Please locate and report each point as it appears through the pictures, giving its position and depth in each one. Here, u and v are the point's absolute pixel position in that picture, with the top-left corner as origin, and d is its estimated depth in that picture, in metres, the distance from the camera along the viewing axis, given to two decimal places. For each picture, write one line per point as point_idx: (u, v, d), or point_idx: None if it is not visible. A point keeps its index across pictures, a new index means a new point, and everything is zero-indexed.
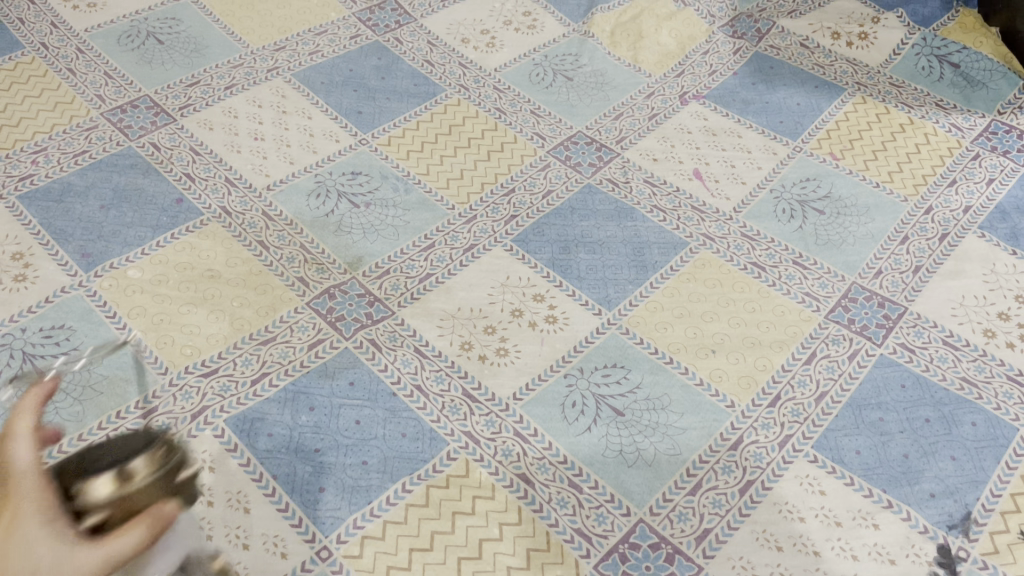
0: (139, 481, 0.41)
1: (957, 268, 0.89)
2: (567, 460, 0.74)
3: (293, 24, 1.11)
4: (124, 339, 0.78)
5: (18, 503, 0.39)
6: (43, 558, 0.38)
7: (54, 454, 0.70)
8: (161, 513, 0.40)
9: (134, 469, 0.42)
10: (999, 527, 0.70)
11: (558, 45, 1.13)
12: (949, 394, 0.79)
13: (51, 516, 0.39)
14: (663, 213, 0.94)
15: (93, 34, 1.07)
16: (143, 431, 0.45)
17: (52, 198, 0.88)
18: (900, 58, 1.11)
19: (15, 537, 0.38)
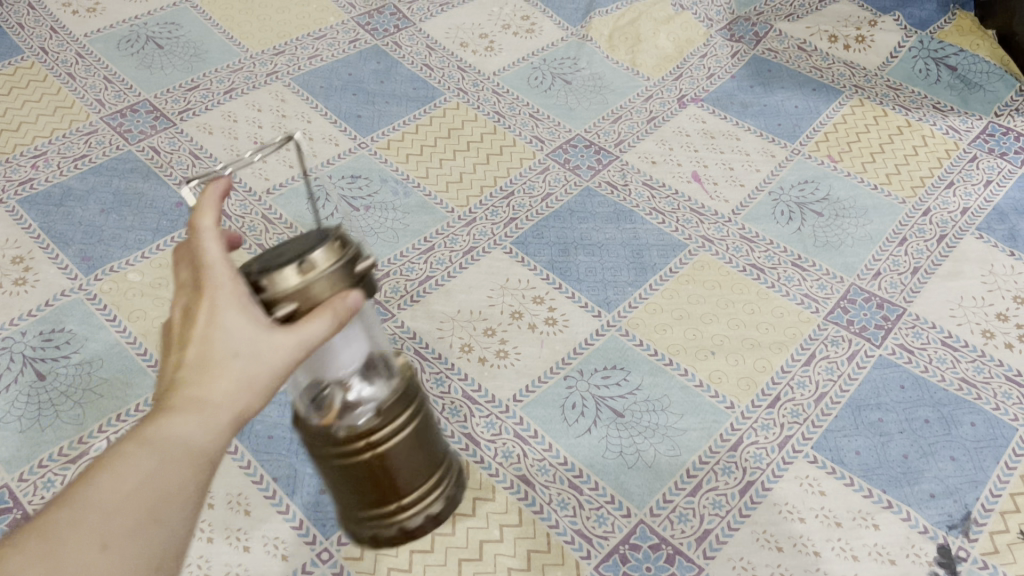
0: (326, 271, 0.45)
1: (955, 269, 0.89)
2: (567, 461, 0.74)
3: (292, 29, 1.12)
4: (124, 343, 0.78)
5: (215, 284, 0.44)
6: (243, 338, 0.44)
7: (55, 457, 0.70)
8: (343, 304, 0.45)
9: (312, 264, 0.45)
10: (998, 527, 0.70)
11: (556, 49, 1.14)
12: (948, 395, 0.79)
13: (244, 299, 0.45)
14: (662, 215, 0.94)
15: (93, 39, 1.07)
16: (316, 231, 0.49)
17: (52, 202, 0.88)
18: (898, 61, 1.12)
19: (218, 322, 0.44)
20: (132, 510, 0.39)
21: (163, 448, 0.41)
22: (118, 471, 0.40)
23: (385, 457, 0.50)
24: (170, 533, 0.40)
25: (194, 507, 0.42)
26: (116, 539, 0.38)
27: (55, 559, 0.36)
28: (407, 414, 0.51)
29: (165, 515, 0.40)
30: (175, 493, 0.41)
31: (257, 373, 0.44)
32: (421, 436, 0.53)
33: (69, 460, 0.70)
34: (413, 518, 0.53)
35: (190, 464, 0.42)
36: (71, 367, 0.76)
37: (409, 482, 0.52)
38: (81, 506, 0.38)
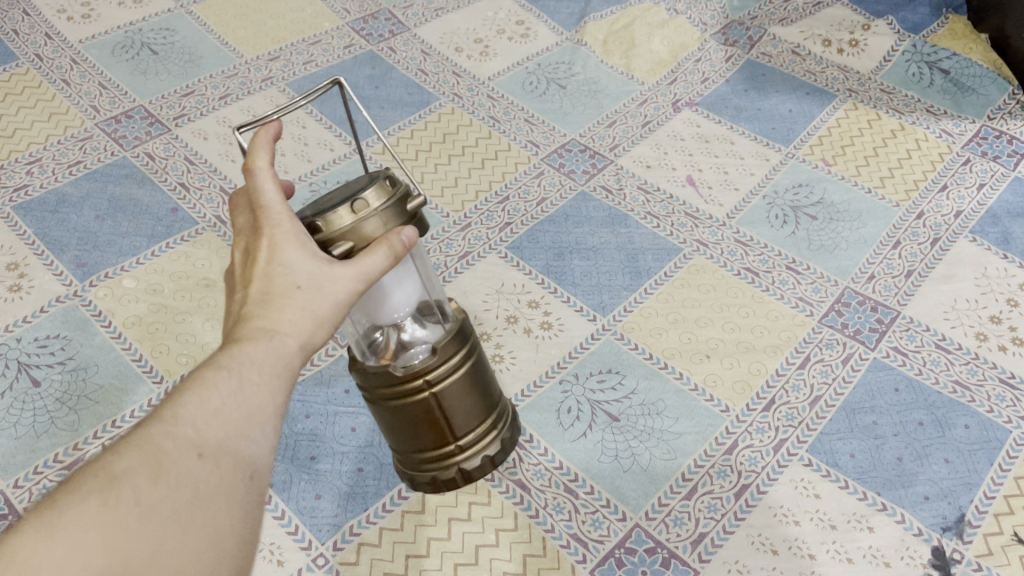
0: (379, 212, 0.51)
1: (949, 272, 0.89)
2: (563, 465, 0.74)
3: (287, 34, 1.12)
4: (119, 348, 0.78)
5: (274, 220, 0.49)
6: (304, 271, 0.49)
7: (50, 464, 0.70)
8: (397, 240, 0.50)
9: (365, 209, 0.51)
10: (993, 529, 0.70)
11: (550, 54, 1.14)
12: (941, 398, 0.79)
13: (301, 235, 0.49)
14: (657, 220, 0.94)
15: (87, 45, 1.07)
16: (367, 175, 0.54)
17: (47, 208, 0.88)
18: (891, 65, 1.12)
19: (280, 256, 0.48)
20: (220, 426, 0.44)
21: (240, 373, 0.46)
22: (205, 395, 0.45)
23: (441, 400, 0.58)
24: (255, 449, 0.45)
25: (274, 428, 0.47)
26: (210, 449, 0.43)
27: (160, 461, 0.41)
28: (460, 357, 0.58)
29: (250, 432, 0.45)
30: (257, 415, 0.46)
31: (320, 303, 0.49)
32: (474, 378, 0.60)
33: (64, 467, 0.70)
34: (467, 457, 0.61)
35: (265, 387, 0.47)
36: (66, 373, 0.76)
37: (464, 423, 0.60)
38: (178, 422, 0.43)
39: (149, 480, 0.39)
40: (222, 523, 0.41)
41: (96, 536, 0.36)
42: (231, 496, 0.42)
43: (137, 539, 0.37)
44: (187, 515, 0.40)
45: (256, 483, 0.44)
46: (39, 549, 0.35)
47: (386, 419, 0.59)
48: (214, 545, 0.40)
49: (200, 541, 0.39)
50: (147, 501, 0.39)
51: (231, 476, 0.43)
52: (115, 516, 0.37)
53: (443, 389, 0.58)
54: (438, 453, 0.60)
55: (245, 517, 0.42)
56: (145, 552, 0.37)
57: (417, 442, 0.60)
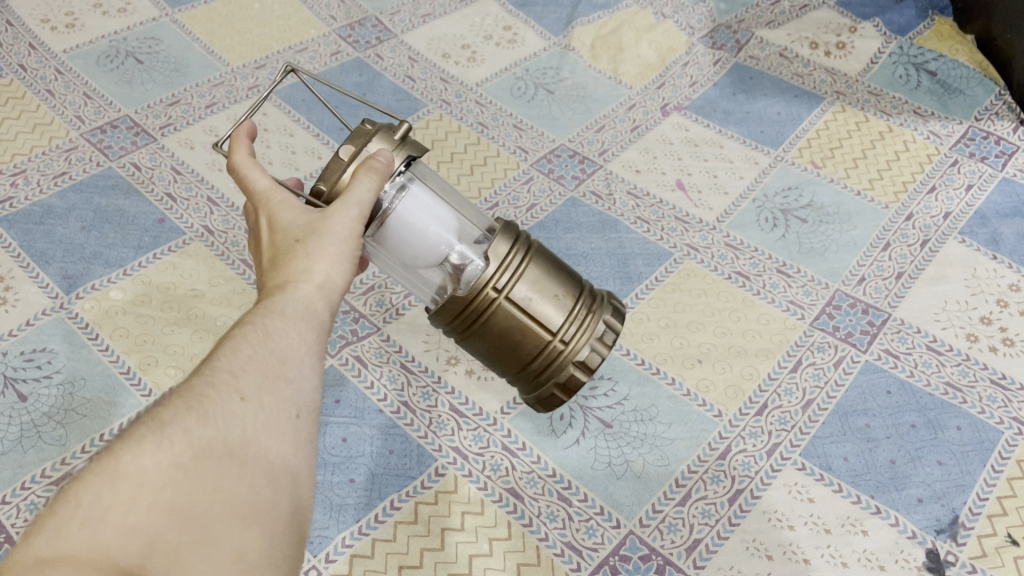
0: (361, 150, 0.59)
1: (939, 273, 0.89)
2: (556, 473, 0.74)
3: (273, 42, 1.11)
4: (107, 361, 0.77)
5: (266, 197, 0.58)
6: (297, 226, 0.56)
7: (38, 479, 0.70)
8: (378, 162, 0.57)
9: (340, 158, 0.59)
10: (986, 531, 0.70)
11: (538, 59, 1.14)
12: (934, 399, 0.79)
13: (290, 202, 0.57)
14: (647, 224, 0.94)
15: (72, 55, 1.06)
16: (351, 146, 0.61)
17: (33, 220, 0.88)
18: (878, 67, 1.12)
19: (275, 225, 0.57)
20: (257, 372, 0.48)
21: (267, 322, 0.51)
22: (237, 346, 0.49)
23: (516, 305, 0.62)
24: (294, 390, 0.50)
25: (311, 367, 0.52)
26: (250, 392, 0.47)
27: (206, 407, 0.45)
28: (516, 253, 0.62)
29: (288, 375, 0.50)
30: (291, 357, 0.51)
31: (320, 240, 0.55)
32: (542, 270, 0.63)
33: (52, 482, 0.69)
34: (571, 348, 0.63)
35: (296, 329, 0.52)
36: (53, 387, 0.75)
37: (549, 315, 0.62)
38: (216, 373, 0.47)
39: (200, 424, 0.43)
40: (269, 460, 0.46)
41: (159, 478, 0.40)
42: (276, 433, 0.47)
43: (199, 477, 0.42)
44: (239, 456, 0.44)
45: (299, 422, 0.49)
46: (103, 493, 0.38)
47: (488, 351, 0.64)
48: (269, 482, 0.45)
49: (255, 477, 0.44)
50: (201, 443, 0.43)
51: (273, 416, 0.47)
52: (174, 456, 0.41)
53: (511, 293, 0.61)
54: (543, 356, 0.63)
55: (293, 453, 0.48)
56: (208, 489, 0.42)
57: (519, 360, 0.64)
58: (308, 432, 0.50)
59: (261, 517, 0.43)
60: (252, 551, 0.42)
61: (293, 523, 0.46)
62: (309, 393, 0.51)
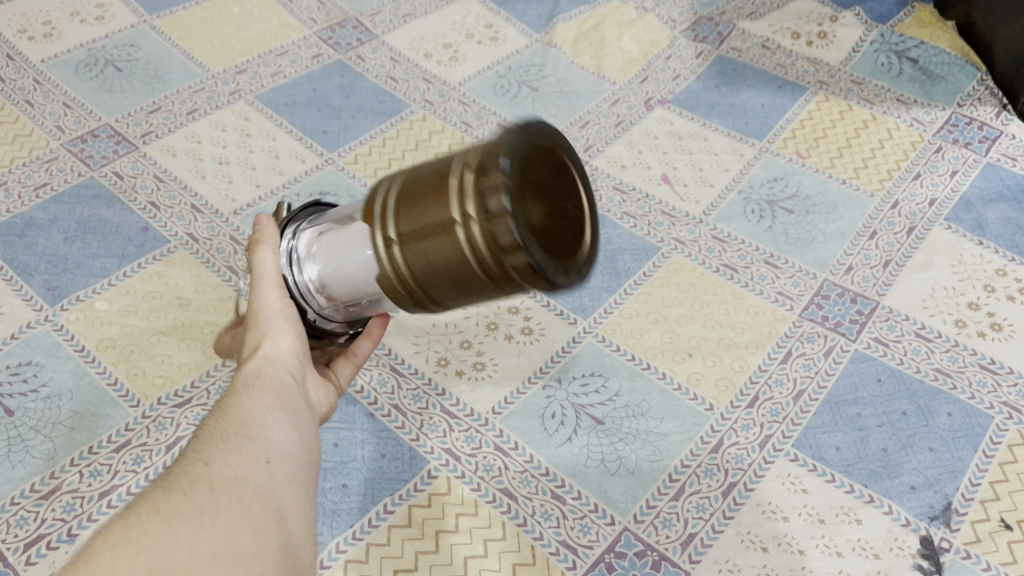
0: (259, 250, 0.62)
1: (926, 260, 0.89)
2: (549, 471, 0.73)
3: (254, 46, 1.10)
4: (94, 372, 0.77)
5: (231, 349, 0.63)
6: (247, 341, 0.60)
7: (27, 494, 0.69)
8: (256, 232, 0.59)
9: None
10: (979, 516, 0.71)
11: (521, 57, 1.13)
12: (924, 386, 0.79)
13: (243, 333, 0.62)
14: (634, 219, 0.94)
15: (50, 64, 1.05)
16: None
17: (14, 233, 0.87)
18: (860, 56, 1.12)
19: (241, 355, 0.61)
20: (219, 437, 0.48)
21: (223, 404, 0.52)
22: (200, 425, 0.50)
23: (411, 233, 0.46)
24: (265, 440, 0.50)
25: (283, 417, 0.52)
26: (215, 452, 0.47)
27: (170, 480, 0.44)
28: (383, 196, 0.48)
29: (253, 430, 0.50)
30: (254, 414, 0.51)
31: (258, 319, 0.57)
32: (414, 181, 0.47)
33: (41, 496, 0.69)
34: (473, 220, 0.43)
35: (255, 392, 0.52)
36: (40, 401, 0.74)
37: (437, 210, 0.44)
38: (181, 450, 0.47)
39: (166, 492, 0.43)
40: (245, 502, 0.45)
41: (128, 549, 0.40)
42: (253, 479, 0.47)
43: (173, 535, 0.41)
44: (212, 507, 0.43)
45: (273, 466, 0.49)
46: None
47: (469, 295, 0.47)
48: (250, 522, 0.44)
49: (234, 522, 0.43)
50: (170, 506, 0.42)
51: (243, 465, 0.47)
52: (142, 525, 0.41)
53: (394, 230, 0.46)
54: (475, 254, 0.44)
55: (274, 493, 0.47)
56: (183, 543, 0.41)
57: (482, 280, 0.45)
58: (287, 474, 0.49)
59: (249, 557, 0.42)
60: None
61: (288, 556, 0.44)
62: (282, 438, 0.51)
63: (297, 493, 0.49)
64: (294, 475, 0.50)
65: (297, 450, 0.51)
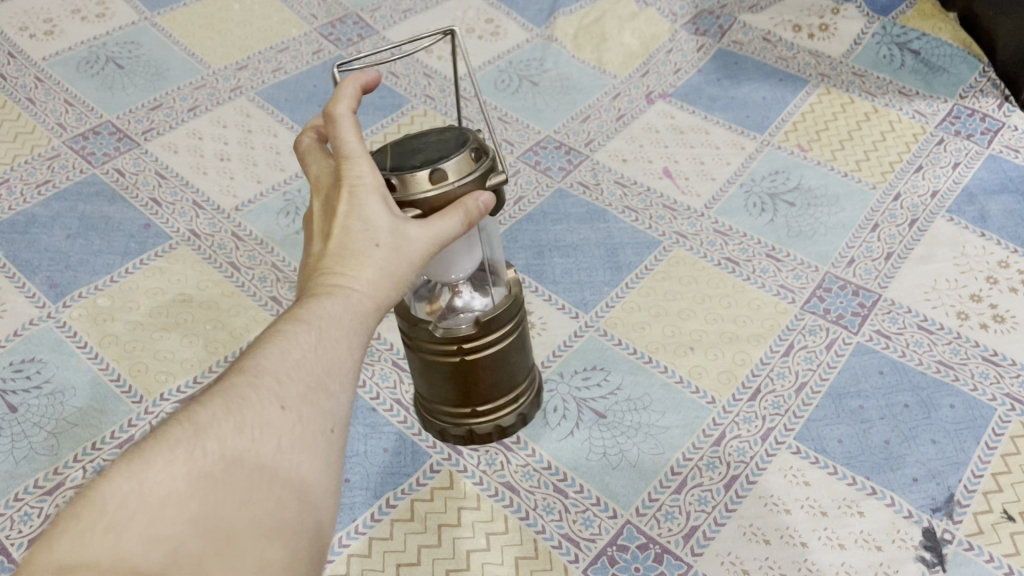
0: (475, 174, 0.57)
1: (928, 252, 0.89)
2: (551, 465, 0.74)
3: (254, 42, 1.10)
4: (97, 369, 0.77)
5: (354, 170, 0.53)
6: (381, 225, 0.52)
7: (31, 490, 0.69)
8: (473, 209, 0.55)
9: (445, 170, 0.56)
10: (981, 508, 0.70)
11: (522, 51, 1.13)
12: (926, 378, 0.79)
13: (381, 189, 0.53)
14: (635, 213, 0.94)
15: (51, 62, 1.05)
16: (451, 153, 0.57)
17: (17, 230, 0.87)
18: (862, 48, 1.12)
19: (360, 203, 0.52)
20: (302, 379, 0.47)
21: (312, 327, 0.49)
22: (287, 348, 0.48)
23: (486, 364, 0.67)
24: (335, 402, 0.48)
25: (356, 377, 0.50)
26: (292, 400, 0.46)
27: (246, 415, 0.44)
28: (513, 326, 0.67)
29: (336, 379, 0.49)
30: (343, 359, 0.49)
31: (399, 264, 0.53)
32: (512, 358, 0.69)
33: (45, 492, 0.69)
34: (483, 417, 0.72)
35: (345, 339, 0.50)
36: (44, 397, 0.75)
37: (506, 389, 0.71)
38: (264, 374, 0.46)
39: (234, 434, 0.42)
40: (303, 474, 0.44)
41: (182, 489, 0.39)
42: (316, 445, 0.45)
43: (226, 490, 0.40)
44: (271, 471, 0.43)
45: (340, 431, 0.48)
46: (129, 501, 0.38)
47: (433, 370, 0.68)
48: (302, 496, 0.43)
49: (287, 491, 0.42)
50: (234, 454, 0.42)
51: (311, 427, 0.46)
52: (203, 467, 0.40)
53: (490, 353, 0.67)
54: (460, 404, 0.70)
55: (328, 469, 0.46)
56: (233, 502, 0.40)
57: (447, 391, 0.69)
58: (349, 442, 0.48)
59: (290, 534, 0.41)
60: (280, 568, 0.40)
61: (322, 543, 0.44)
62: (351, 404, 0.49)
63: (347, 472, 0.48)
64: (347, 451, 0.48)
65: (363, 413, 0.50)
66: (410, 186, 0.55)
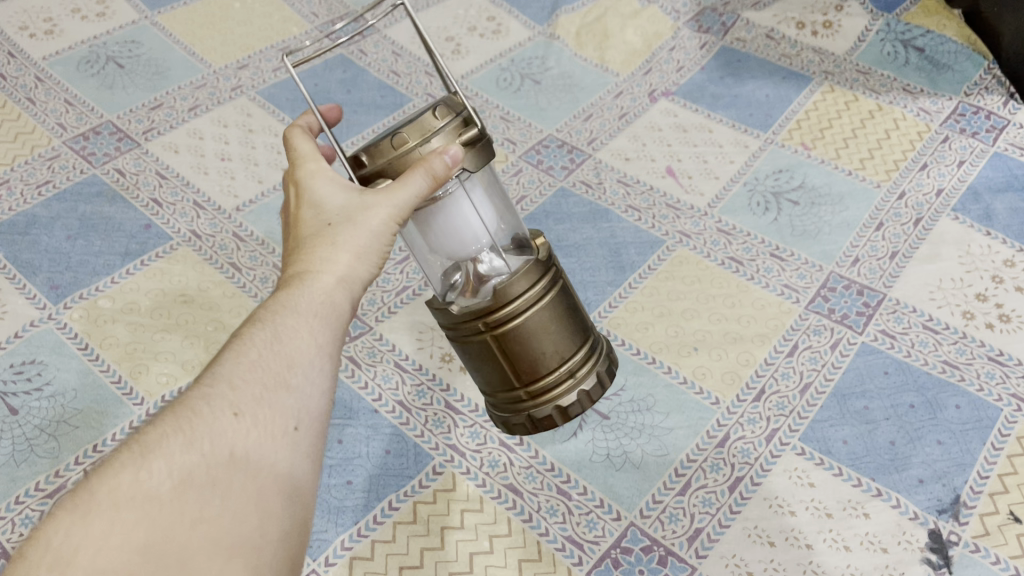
0: (438, 134, 0.54)
1: (933, 252, 0.89)
2: (554, 467, 0.73)
3: (255, 41, 1.10)
4: (97, 371, 0.77)
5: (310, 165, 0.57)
6: (333, 205, 0.55)
7: (32, 492, 0.69)
8: (435, 165, 0.52)
9: (406, 135, 0.54)
10: (988, 509, 0.70)
11: (524, 49, 1.13)
12: (931, 378, 0.78)
13: (335, 176, 0.56)
14: (639, 212, 0.94)
15: (51, 62, 1.05)
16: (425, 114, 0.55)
17: (17, 231, 0.87)
18: (866, 45, 1.11)
19: (313, 191, 0.56)
20: (258, 383, 0.49)
21: (271, 325, 0.51)
22: (244, 351, 0.50)
23: (528, 333, 0.60)
24: (297, 398, 0.50)
25: (322, 367, 0.52)
26: (246, 406, 0.47)
27: (196, 429, 0.45)
28: (547, 286, 0.61)
29: (291, 383, 0.50)
30: (298, 361, 0.51)
31: (350, 232, 0.54)
32: (556, 322, 0.61)
33: (46, 495, 0.69)
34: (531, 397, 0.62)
35: (308, 326, 0.52)
36: (45, 400, 0.74)
37: (557, 359, 0.61)
38: (215, 386, 0.48)
39: (184, 449, 0.44)
40: (260, 481, 0.45)
41: (129, 515, 0.40)
42: (273, 448, 0.47)
43: (176, 510, 0.41)
44: (225, 483, 0.44)
45: (300, 434, 0.49)
46: (73, 534, 0.39)
47: (474, 355, 0.62)
48: (259, 504, 0.44)
49: (242, 503, 0.44)
50: (184, 472, 0.43)
51: (269, 429, 0.47)
52: (151, 489, 0.42)
53: (529, 318, 0.60)
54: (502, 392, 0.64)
55: (290, 471, 0.47)
56: (183, 522, 0.41)
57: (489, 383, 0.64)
58: (311, 443, 0.50)
59: (247, 548, 0.42)
60: None
61: (286, 547, 0.45)
62: (315, 399, 0.51)
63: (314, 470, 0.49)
64: (315, 446, 0.50)
65: (327, 413, 0.52)
66: (378, 156, 0.54)
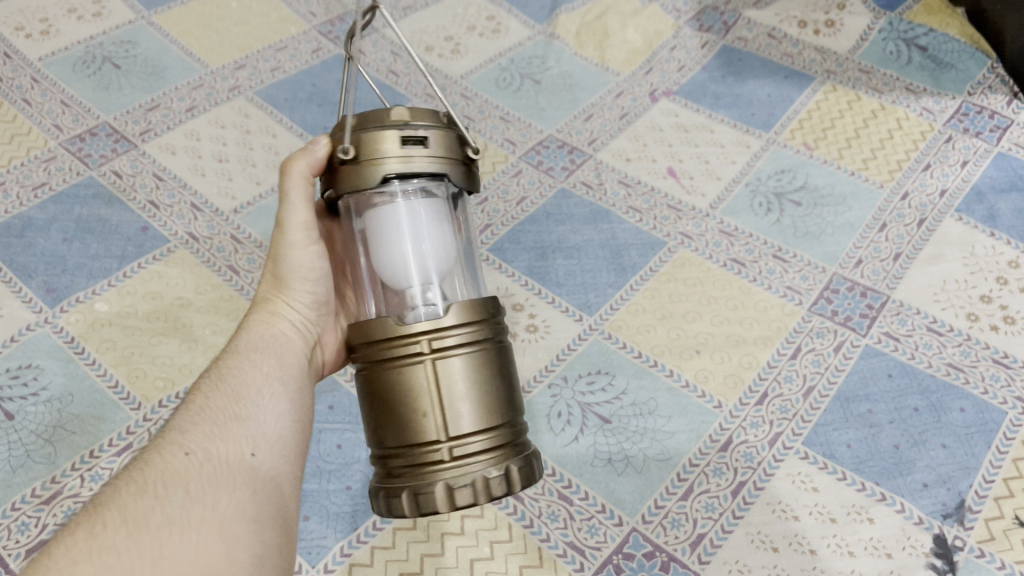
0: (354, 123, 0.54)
1: (937, 253, 0.88)
2: (555, 472, 0.73)
3: (252, 41, 1.09)
4: (94, 375, 0.76)
5: None
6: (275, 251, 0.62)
7: (28, 498, 0.69)
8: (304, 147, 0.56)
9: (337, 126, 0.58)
10: (993, 514, 0.69)
11: (524, 48, 1.12)
12: (936, 381, 0.78)
13: None
14: (640, 213, 0.93)
15: (47, 62, 1.04)
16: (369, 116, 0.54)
17: (13, 233, 0.86)
18: (868, 44, 1.09)
19: None
20: (206, 423, 0.50)
21: (224, 364, 0.55)
22: (192, 399, 0.52)
23: (441, 375, 0.50)
24: (250, 428, 0.52)
25: (279, 396, 0.55)
26: (195, 446, 0.48)
27: (148, 476, 0.45)
28: (479, 336, 0.52)
29: (241, 414, 0.52)
30: (244, 395, 0.53)
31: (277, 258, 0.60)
32: (482, 379, 0.51)
33: (42, 501, 0.69)
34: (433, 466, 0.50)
35: (254, 362, 0.56)
36: (40, 404, 0.74)
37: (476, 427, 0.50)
38: (165, 438, 0.49)
39: (137, 496, 0.44)
40: (222, 512, 0.45)
41: (87, 566, 0.40)
42: (231, 480, 0.47)
43: (136, 553, 0.41)
44: (184, 518, 0.44)
45: (257, 458, 0.50)
46: None
47: (376, 403, 0.51)
48: (224, 534, 0.44)
49: (205, 535, 0.43)
50: (138, 518, 0.43)
51: (221, 462, 0.48)
52: (106, 539, 0.41)
53: (451, 355, 0.51)
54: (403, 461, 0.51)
55: (252, 498, 0.47)
56: (145, 562, 0.41)
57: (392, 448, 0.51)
58: (269, 467, 0.51)
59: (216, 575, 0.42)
60: None
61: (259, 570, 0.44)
62: (269, 424, 0.53)
63: (277, 496, 0.50)
64: (275, 470, 0.51)
65: (288, 431, 0.54)
66: None
